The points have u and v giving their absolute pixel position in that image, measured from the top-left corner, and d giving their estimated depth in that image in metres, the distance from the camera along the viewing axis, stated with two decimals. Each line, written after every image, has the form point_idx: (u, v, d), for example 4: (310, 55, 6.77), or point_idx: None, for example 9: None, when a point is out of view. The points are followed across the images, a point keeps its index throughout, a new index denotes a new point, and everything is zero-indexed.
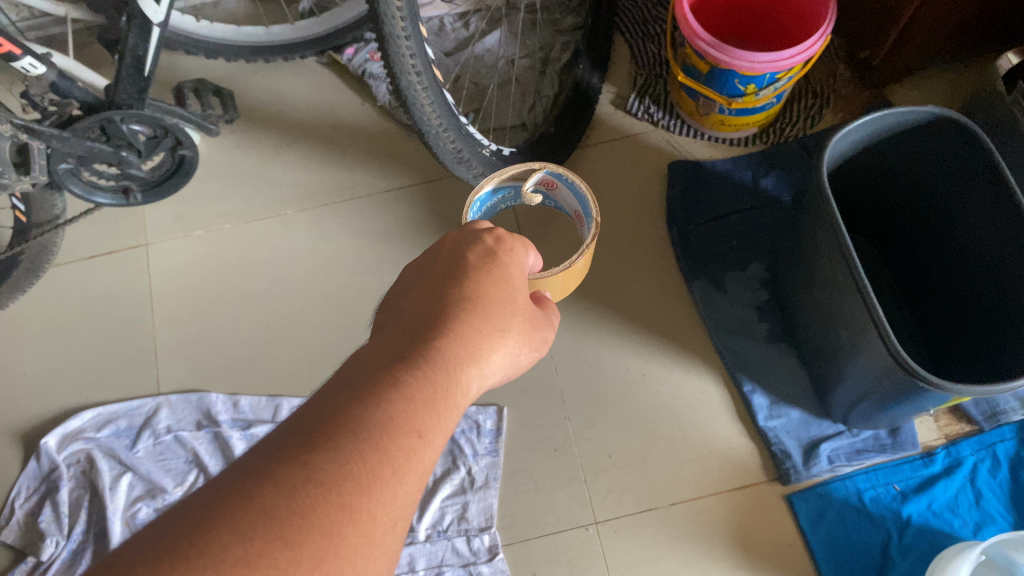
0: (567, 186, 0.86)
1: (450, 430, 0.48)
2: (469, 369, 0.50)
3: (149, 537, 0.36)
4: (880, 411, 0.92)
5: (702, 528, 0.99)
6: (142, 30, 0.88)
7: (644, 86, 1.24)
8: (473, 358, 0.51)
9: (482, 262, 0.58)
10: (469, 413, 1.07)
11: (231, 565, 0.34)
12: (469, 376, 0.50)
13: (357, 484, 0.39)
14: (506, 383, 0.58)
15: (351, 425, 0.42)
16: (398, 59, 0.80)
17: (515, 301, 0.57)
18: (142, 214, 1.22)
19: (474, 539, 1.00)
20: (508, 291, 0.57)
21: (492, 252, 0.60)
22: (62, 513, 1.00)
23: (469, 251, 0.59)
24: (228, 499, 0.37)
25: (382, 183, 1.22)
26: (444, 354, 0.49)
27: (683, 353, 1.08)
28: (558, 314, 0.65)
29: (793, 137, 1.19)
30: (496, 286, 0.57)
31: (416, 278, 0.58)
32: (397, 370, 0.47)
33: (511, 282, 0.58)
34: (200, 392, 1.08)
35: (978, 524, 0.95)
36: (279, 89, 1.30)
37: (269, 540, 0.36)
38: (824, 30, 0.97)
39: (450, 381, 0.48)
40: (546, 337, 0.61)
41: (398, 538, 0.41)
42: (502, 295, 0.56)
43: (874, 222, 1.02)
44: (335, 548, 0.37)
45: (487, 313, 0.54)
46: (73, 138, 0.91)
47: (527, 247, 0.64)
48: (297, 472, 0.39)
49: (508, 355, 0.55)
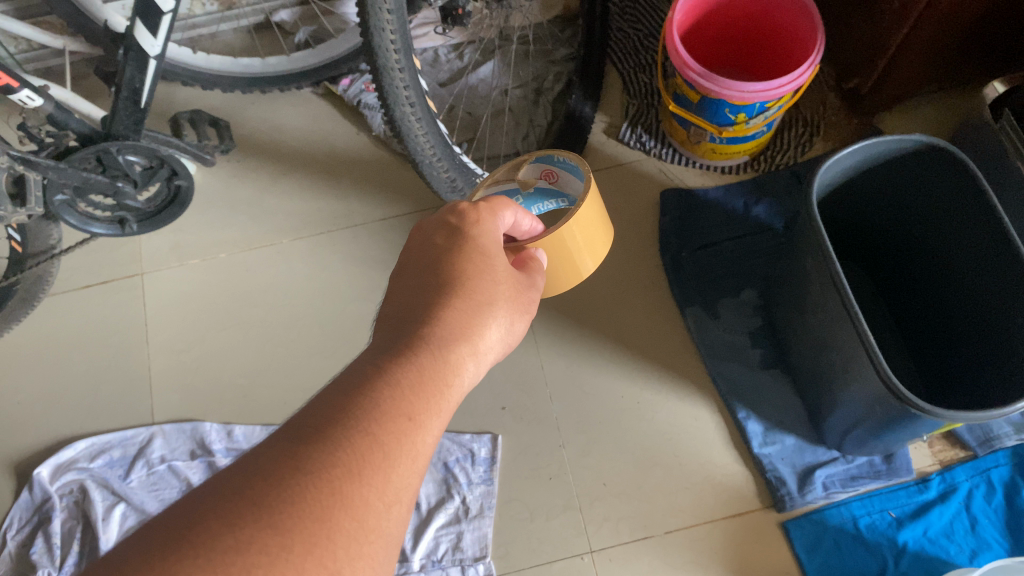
0: (563, 167, 0.74)
1: (446, 417, 0.48)
2: (459, 348, 0.50)
3: (139, 535, 0.36)
4: (874, 437, 0.93)
5: (698, 556, 0.99)
6: (139, 62, 0.90)
7: (635, 115, 1.25)
8: (465, 340, 0.51)
9: (453, 241, 0.57)
10: (464, 441, 1.07)
11: (222, 553, 0.35)
12: (461, 355, 0.50)
13: (347, 470, 0.40)
14: (507, 354, 0.58)
15: (339, 418, 0.42)
16: (392, 91, 0.81)
17: (495, 269, 0.56)
18: (138, 243, 1.23)
19: (468, 568, 0.99)
20: (491, 267, 0.56)
21: (458, 230, 0.58)
22: (54, 544, 0.99)
23: (438, 233, 0.58)
24: (217, 494, 0.38)
25: (377, 212, 1.23)
26: (430, 337, 0.50)
27: (678, 380, 1.09)
28: (544, 274, 0.63)
29: (784, 165, 1.20)
30: (471, 262, 0.55)
31: (398, 271, 0.57)
32: (385, 365, 0.47)
33: (486, 253, 0.57)
34: (194, 422, 1.08)
35: (974, 551, 0.95)
36: (276, 119, 1.31)
37: (260, 528, 0.36)
38: (812, 60, 0.99)
39: (437, 362, 0.49)
40: (533, 298, 0.60)
41: (395, 521, 0.42)
42: (486, 274, 0.55)
43: (861, 245, 1.03)
44: (328, 532, 0.38)
45: (472, 292, 0.54)
46: (70, 169, 0.91)
47: (495, 209, 0.60)
48: (286, 464, 0.39)
49: (497, 328, 0.54)
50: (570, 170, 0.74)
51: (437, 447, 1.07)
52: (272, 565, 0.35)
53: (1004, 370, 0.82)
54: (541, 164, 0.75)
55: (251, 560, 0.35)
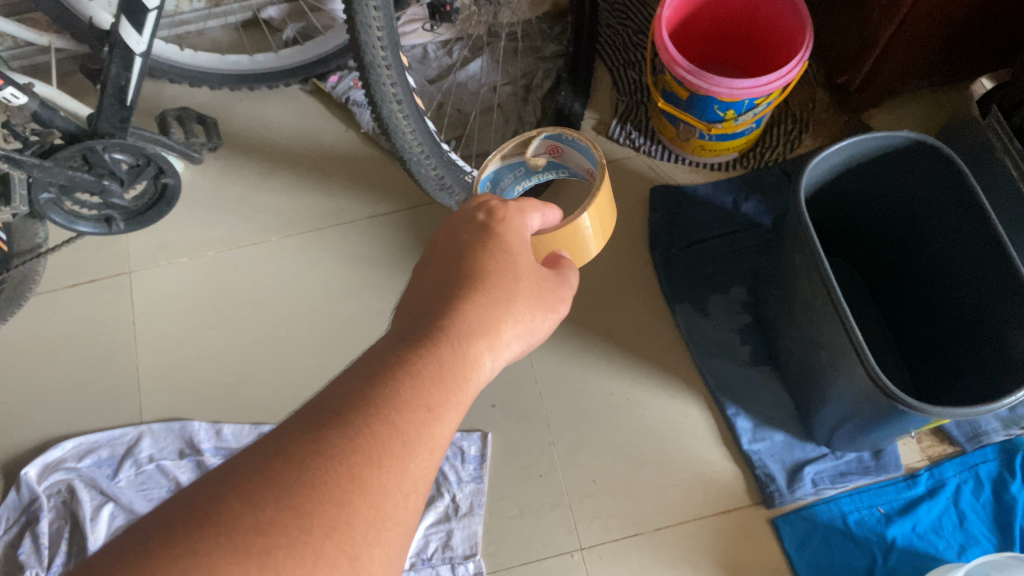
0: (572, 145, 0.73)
1: (465, 408, 0.48)
2: (477, 344, 0.50)
3: (162, 513, 0.36)
4: (864, 433, 0.93)
5: (687, 553, 0.99)
6: (125, 60, 0.89)
7: (625, 112, 1.25)
8: (484, 335, 0.50)
9: (479, 236, 0.57)
10: (454, 439, 1.07)
11: (243, 532, 0.35)
12: (481, 349, 0.50)
13: (367, 457, 0.40)
14: (529, 352, 0.57)
15: (361, 405, 0.42)
16: (379, 88, 0.80)
17: (520, 265, 0.56)
18: (125, 242, 1.22)
19: (458, 566, 0.99)
20: (513, 260, 0.55)
21: (485, 226, 0.57)
22: (42, 544, 0.98)
23: (466, 228, 0.57)
24: (239, 476, 0.38)
25: (366, 209, 1.23)
26: (452, 329, 0.49)
27: (667, 377, 1.09)
28: (575, 272, 0.62)
29: (773, 162, 1.20)
30: (496, 256, 0.55)
31: (424, 264, 0.57)
32: (399, 355, 0.47)
33: (511, 249, 0.56)
34: (183, 421, 1.08)
35: (963, 546, 0.95)
36: (264, 117, 1.31)
37: (280, 509, 0.36)
38: (800, 57, 0.99)
39: (457, 355, 0.48)
40: (562, 295, 0.59)
41: (411, 510, 0.41)
42: (508, 268, 0.55)
43: (851, 242, 1.03)
44: (345, 518, 0.38)
45: (494, 286, 0.53)
46: (55, 168, 0.90)
47: (524, 209, 0.60)
48: (308, 448, 0.39)
49: (520, 323, 0.53)
50: (578, 148, 0.73)
51: None
52: (290, 547, 0.35)
53: (993, 365, 0.82)
54: (549, 141, 0.75)
55: (270, 541, 0.35)
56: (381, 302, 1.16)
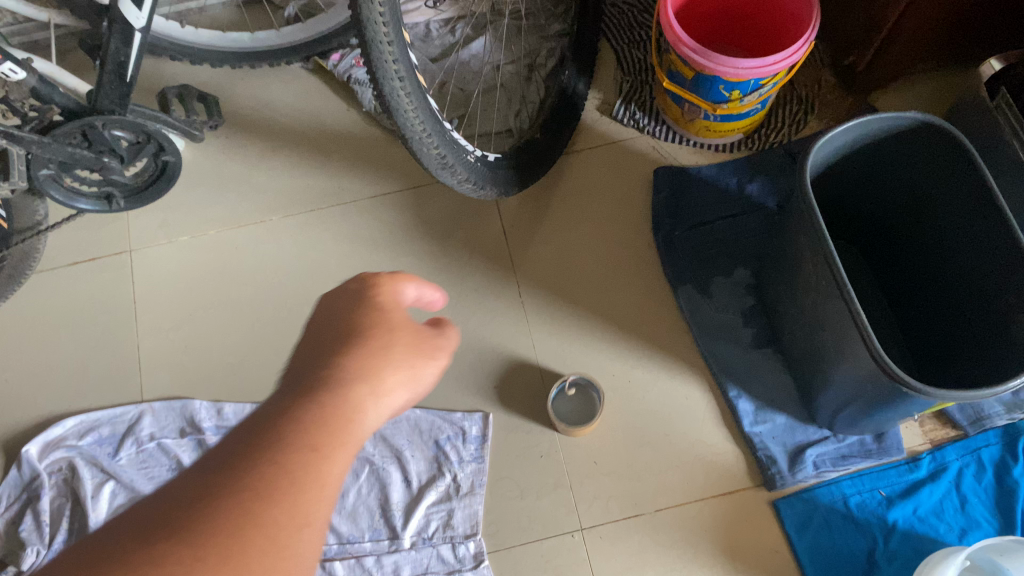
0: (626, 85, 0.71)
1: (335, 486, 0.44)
2: (358, 388, 0.48)
3: None
4: (866, 417, 0.93)
5: (687, 535, 0.99)
6: (125, 36, 0.88)
7: (629, 92, 1.24)
8: (366, 380, 0.49)
9: (351, 307, 0.54)
10: (455, 419, 1.06)
11: None
12: (346, 418, 0.46)
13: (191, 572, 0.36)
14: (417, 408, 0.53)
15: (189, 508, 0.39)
16: (381, 65, 0.79)
17: (389, 329, 0.52)
18: (126, 220, 1.21)
19: (459, 546, 0.99)
20: (383, 316, 0.53)
21: (355, 296, 0.55)
22: (44, 521, 0.99)
23: (340, 302, 0.54)
24: None
25: (367, 189, 1.22)
26: (313, 400, 0.46)
27: (669, 359, 1.08)
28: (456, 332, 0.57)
29: (778, 143, 1.19)
30: (364, 324, 0.52)
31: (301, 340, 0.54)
32: (270, 411, 0.45)
33: (382, 315, 0.53)
34: (184, 400, 1.08)
35: (964, 529, 0.95)
36: (264, 95, 1.29)
37: None
38: (808, 37, 0.98)
39: (317, 428, 0.44)
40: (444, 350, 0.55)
41: None
42: (378, 324, 0.53)
43: (855, 225, 1.01)
44: None
45: (366, 339, 0.51)
46: (55, 143, 0.90)
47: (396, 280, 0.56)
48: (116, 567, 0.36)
49: (389, 385, 0.50)
50: None
51: (428, 424, 1.06)
52: None
53: (999, 348, 0.81)
54: None
55: None
56: None
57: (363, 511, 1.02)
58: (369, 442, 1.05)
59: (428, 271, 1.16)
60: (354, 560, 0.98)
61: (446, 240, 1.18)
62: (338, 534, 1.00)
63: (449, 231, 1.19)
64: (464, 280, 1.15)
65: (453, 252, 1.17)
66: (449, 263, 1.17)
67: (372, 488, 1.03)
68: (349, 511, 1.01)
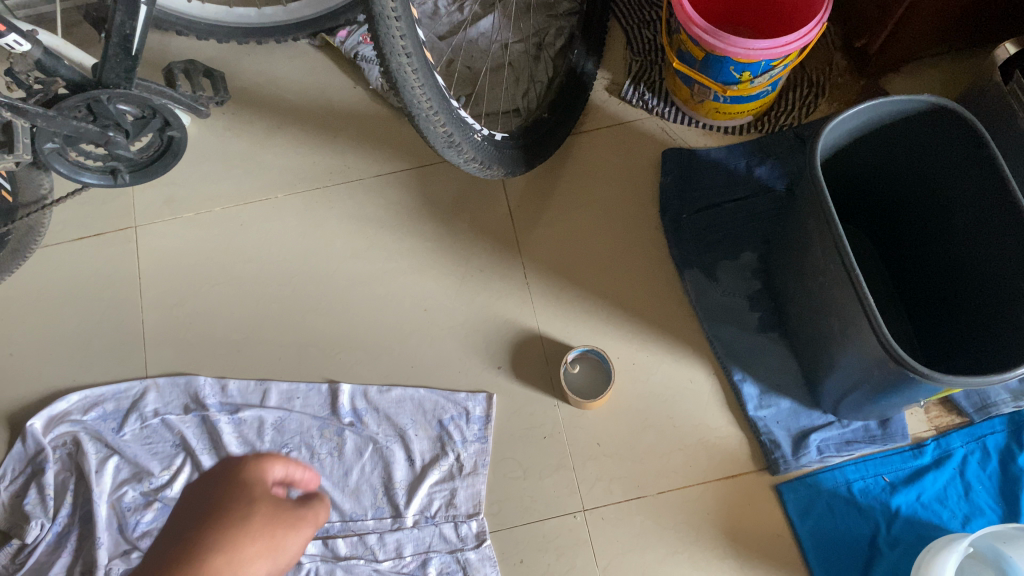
0: None
1: None
2: None
3: None
4: (871, 402, 0.92)
5: (689, 517, 0.99)
6: (131, 7, 0.86)
7: (638, 73, 1.23)
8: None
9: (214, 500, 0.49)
10: (459, 399, 1.06)
11: None
12: None
13: None
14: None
15: None
16: (388, 40, 0.79)
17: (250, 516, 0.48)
18: (131, 196, 1.21)
19: (461, 525, 0.99)
20: (242, 488, 0.50)
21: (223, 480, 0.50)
22: (48, 495, 1.00)
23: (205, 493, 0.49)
24: None
25: (373, 167, 1.21)
26: None
27: (674, 342, 1.08)
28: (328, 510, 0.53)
29: (788, 126, 1.18)
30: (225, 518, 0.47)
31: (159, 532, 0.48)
32: None
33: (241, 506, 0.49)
34: (188, 375, 1.08)
35: (967, 516, 0.95)
36: (271, 72, 1.29)
37: None
38: (820, 18, 0.97)
39: None
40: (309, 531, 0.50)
41: None
42: (237, 498, 0.49)
43: (864, 209, 1.00)
44: None
45: (228, 522, 0.47)
46: (59, 117, 0.90)
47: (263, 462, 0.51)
48: None
49: None
50: None
51: (432, 404, 1.06)
52: None
53: (1008, 334, 0.81)
54: None
55: None
56: (387, 262, 1.16)
57: (366, 488, 1.02)
58: (374, 421, 1.05)
59: (433, 250, 1.16)
60: (356, 538, 0.99)
61: (452, 220, 1.17)
62: (341, 511, 1.00)
63: (455, 211, 1.18)
64: (469, 261, 1.15)
65: (459, 232, 1.17)
66: (455, 243, 1.16)
67: (375, 466, 1.03)
68: (352, 489, 1.02)
